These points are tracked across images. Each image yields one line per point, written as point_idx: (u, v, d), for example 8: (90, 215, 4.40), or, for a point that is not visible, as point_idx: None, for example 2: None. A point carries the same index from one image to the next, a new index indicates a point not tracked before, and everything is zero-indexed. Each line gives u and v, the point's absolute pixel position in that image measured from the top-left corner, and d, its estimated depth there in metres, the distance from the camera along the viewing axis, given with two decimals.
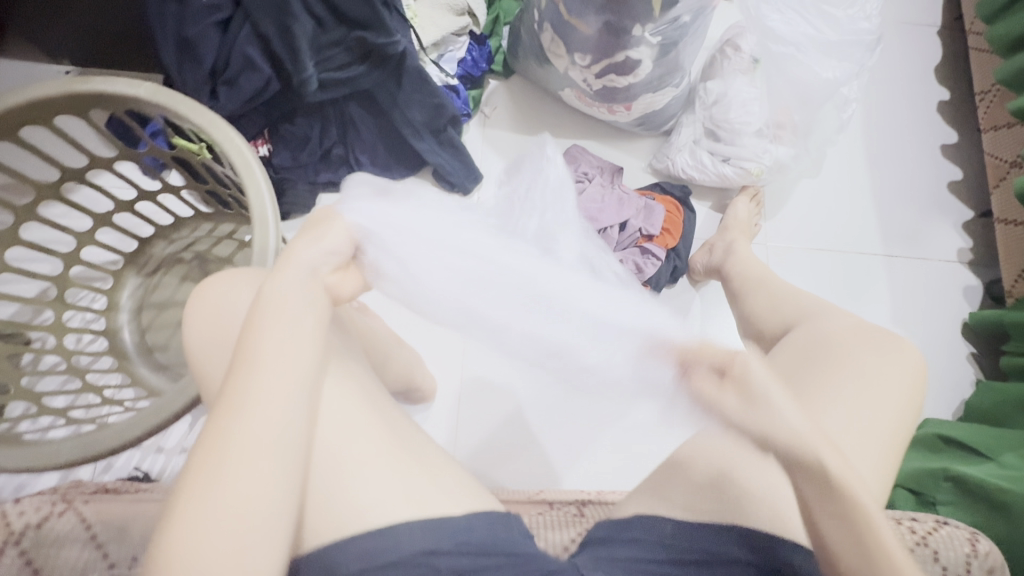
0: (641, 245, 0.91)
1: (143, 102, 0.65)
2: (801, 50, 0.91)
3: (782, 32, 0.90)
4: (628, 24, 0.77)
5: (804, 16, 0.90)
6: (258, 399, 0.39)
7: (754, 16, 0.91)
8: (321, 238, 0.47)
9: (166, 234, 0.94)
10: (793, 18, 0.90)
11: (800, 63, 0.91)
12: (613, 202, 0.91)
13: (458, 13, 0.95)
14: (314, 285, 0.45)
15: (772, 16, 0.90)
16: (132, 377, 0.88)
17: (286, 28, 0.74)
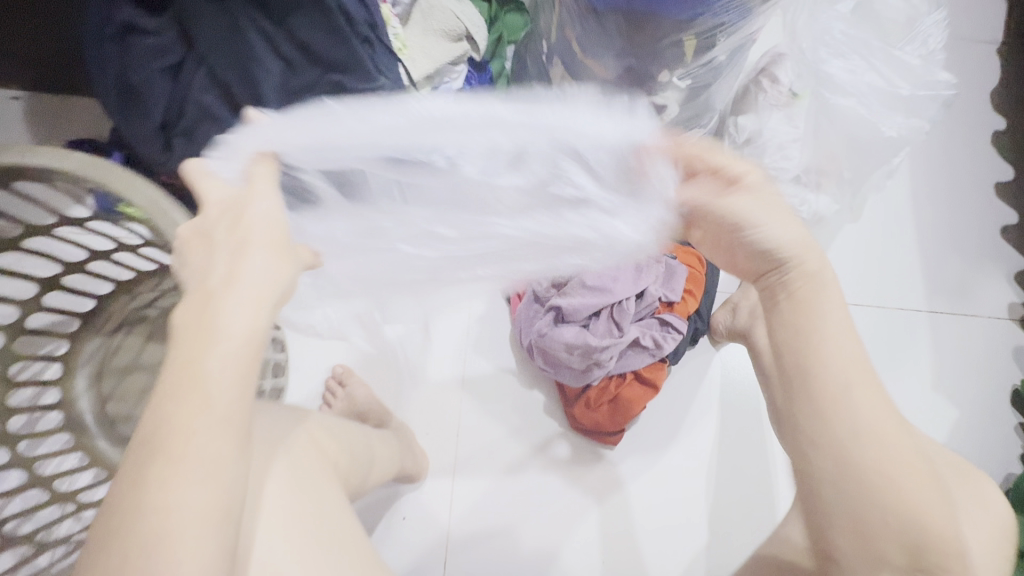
0: (660, 314, 0.80)
1: (71, 174, 0.55)
2: (863, 104, 0.78)
3: (842, 80, 0.78)
4: (653, 70, 0.65)
5: (872, 62, 0.77)
6: (196, 421, 0.36)
7: (811, 60, 0.79)
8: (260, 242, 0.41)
9: (128, 288, 0.84)
10: (860, 65, 0.77)
11: (858, 116, 0.79)
12: (629, 269, 0.79)
13: (454, 38, 0.81)
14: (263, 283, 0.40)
15: (832, 61, 0.78)
16: (92, 454, 0.80)
17: (248, 73, 0.63)
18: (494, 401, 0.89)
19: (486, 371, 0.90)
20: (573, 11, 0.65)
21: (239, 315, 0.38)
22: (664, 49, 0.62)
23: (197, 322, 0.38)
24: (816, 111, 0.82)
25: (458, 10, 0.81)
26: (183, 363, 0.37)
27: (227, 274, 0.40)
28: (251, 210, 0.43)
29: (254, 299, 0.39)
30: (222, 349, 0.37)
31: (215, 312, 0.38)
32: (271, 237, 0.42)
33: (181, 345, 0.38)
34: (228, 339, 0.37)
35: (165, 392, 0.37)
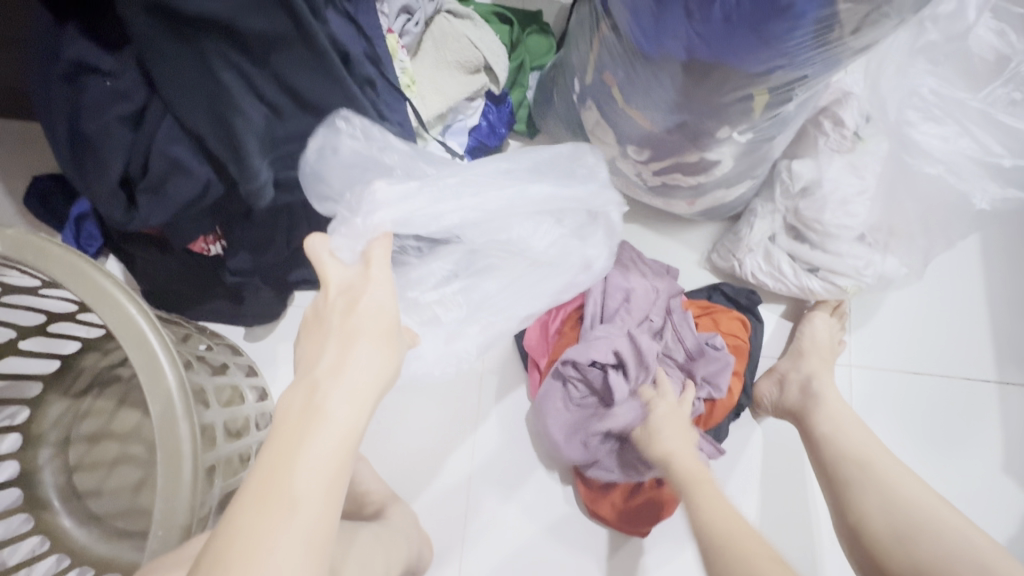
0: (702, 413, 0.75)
1: (3, 257, 0.44)
2: (953, 173, 0.66)
3: (930, 148, 0.67)
4: (710, 125, 0.54)
5: (966, 126, 0.66)
6: (273, 539, 0.32)
7: (893, 121, 0.68)
8: (359, 328, 0.40)
9: (101, 345, 0.76)
10: (956, 132, 0.66)
11: (942, 186, 0.67)
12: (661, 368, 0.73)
13: (471, 70, 0.71)
14: (360, 373, 0.38)
15: (920, 125, 0.67)
16: (53, 534, 0.71)
17: (223, 122, 0.53)
18: (505, 480, 0.78)
19: (494, 446, 0.78)
20: (616, 54, 0.54)
21: (340, 413, 0.36)
22: (728, 106, 0.51)
23: (298, 421, 0.35)
24: (892, 171, 0.71)
25: (476, 38, 0.70)
26: (276, 463, 0.34)
27: (336, 367, 0.38)
28: (364, 294, 0.42)
29: (357, 396, 0.37)
30: (319, 454, 0.34)
31: (318, 413, 0.36)
32: (378, 332, 0.40)
33: (276, 444, 0.35)
34: (327, 441, 0.35)
35: (249, 500, 0.33)
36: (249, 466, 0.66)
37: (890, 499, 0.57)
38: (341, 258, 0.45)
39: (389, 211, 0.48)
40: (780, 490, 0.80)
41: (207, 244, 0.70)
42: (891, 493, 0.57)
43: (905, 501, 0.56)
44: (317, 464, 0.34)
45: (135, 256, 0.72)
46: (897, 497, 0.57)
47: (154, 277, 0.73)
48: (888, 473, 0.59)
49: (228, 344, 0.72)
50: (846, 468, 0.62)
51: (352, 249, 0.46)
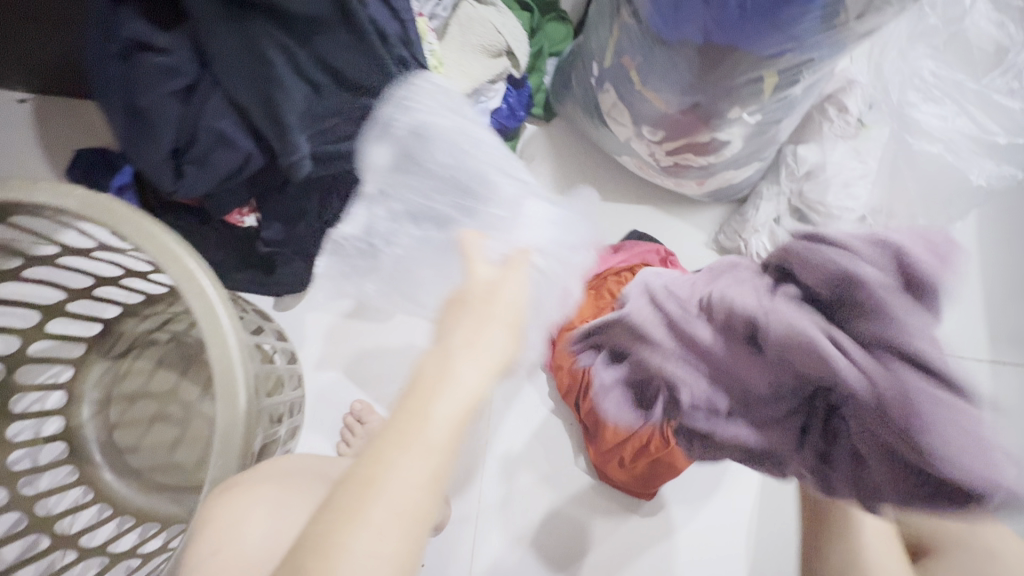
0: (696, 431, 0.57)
1: (74, 215, 0.49)
2: (952, 151, 0.70)
3: (930, 127, 0.70)
4: (722, 107, 0.58)
5: (964, 106, 0.69)
6: (396, 474, 0.31)
7: (895, 102, 0.71)
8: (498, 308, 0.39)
9: (138, 311, 0.79)
10: (954, 111, 0.70)
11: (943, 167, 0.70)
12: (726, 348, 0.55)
13: (494, 54, 0.75)
14: (485, 357, 0.36)
15: (921, 105, 0.70)
16: (96, 486, 0.76)
17: (267, 98, 0.57)
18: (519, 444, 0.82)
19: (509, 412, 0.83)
20: (634, 38, 0.57)
21: (471, 372, 0.35)
22: (738, 88, 0.55)
23: (433, 378, 0.34)
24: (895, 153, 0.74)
25: (500, 23, 0.74)
26: (409, 410, 0.33)
27: (470, 338, 0.36)
28: (506, 280, 0.41)
29: (484, 358, 0.36)
30: (448, 407, 0.33)
31: (450, 373, 0.35)
32: (506, 321, 0.38)
33: (409, 396, 0.34)
34: (454, 395, 0.34)
35: (384, 441, 0.32)
36: (282, 424, 0.70)
37: None
38: (486, 256, 0.44)
39: (542, 234, 0.50)
40: None
41: (242, 215, 0.74)
42: None
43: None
44: (449, 423, 0.33)
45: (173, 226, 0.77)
46: None
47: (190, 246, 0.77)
48: None
49: (259, 311, 0.76)
50: None
51: (501, 249, 0.46)
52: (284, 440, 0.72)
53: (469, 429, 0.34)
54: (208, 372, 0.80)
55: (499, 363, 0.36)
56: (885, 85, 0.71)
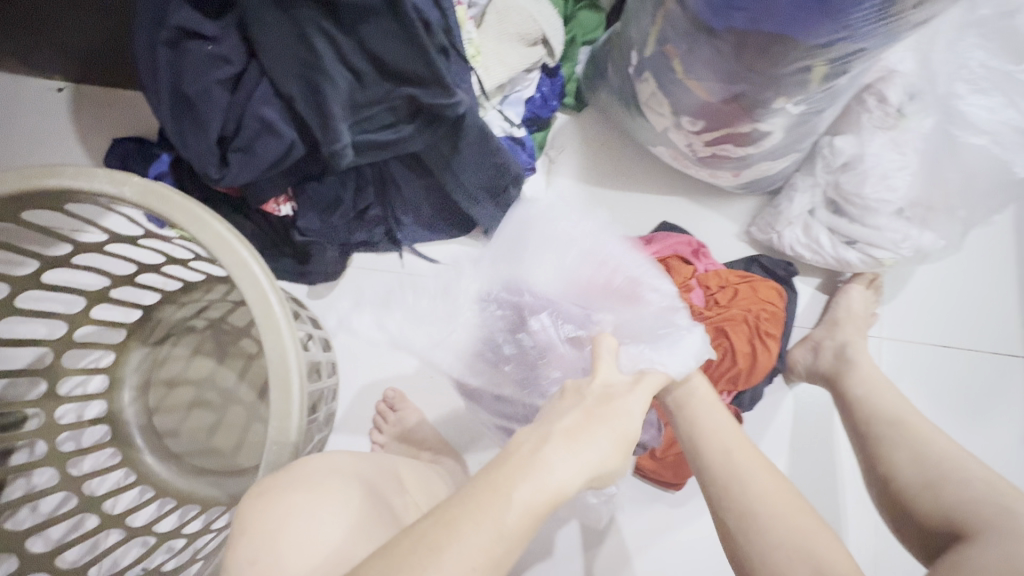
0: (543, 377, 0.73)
1: (130, 203, 0.50)
2: (997, 144, 0.69)
3: (977, 119, 0.69)
4: (767, 97, 0.58)
5: (1012, 98, 0.67)
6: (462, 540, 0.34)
7: (942, 93, 0.70)
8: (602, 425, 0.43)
9: (175, 298, 0.80)
10: (1003, 104, 0.68)
11: None
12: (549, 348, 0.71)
13: (530, 42, 0.74)
14: (583, 465, 0.40)
15: (967, 98, 0.69)
16: (137, 468, 0.78)
17: (314, 87, 0.58)
18: None
19: None
20: (678, 26, 0.57)
21: (563, 473, 0.39)
22: (785, 77, 0.54)
23: (525, 457, 0.39)
24: (937, 148, 0.73)
25: (536, 11, 0.73)
26: (491, 488, 0.37)
27: (573, 433, 0.41)
28: (621, 397, 0.48)
29: (580, 466, 0.40)
30: (528, 493, 0.37)
31: (540, 461, 0.39)
32: (618, 434, 0.44)
33: (500, 472, 0.38)
34: (537, 485, 0.37)
35: (464, 507, 0.36)
36: (320, 411, 0.71)
37: (922, 454, 0.60)
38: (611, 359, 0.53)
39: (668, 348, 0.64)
40: (808, 453, 0.85)
41: (277, 205, 0.74)
42: (926, 449, 0.61)
43: (938, 455, 0.59)
44: (524, 510, 0.36)
45: None
46: (928, 456, 0.60)
47: None
48: (919, 433, 0.63)
49: (293, 298, 0.77)
50: (880, 427, 0.66)
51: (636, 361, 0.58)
52: (322, 426, 0.73)
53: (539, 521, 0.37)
54: (244, 358, 0.82)
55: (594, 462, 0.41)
56: (933, 76, 0.70)
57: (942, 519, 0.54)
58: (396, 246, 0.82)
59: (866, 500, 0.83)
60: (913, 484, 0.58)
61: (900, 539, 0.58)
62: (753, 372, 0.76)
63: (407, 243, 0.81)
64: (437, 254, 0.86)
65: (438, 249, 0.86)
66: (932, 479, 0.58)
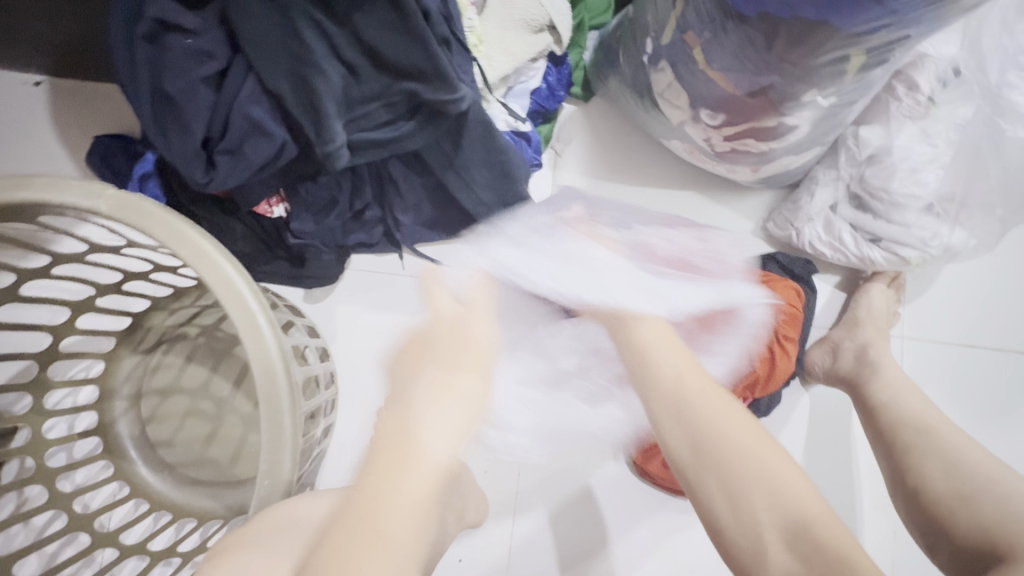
0: None
1: (106, 217, 0.45)
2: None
3: None
4: (797, 89, 0.53)
5: None
6: (389, 525, 0.44)
7: (993, 85, 0.63)
8: (457, 381, 0.52)
9: (166, 304, 0.77)
10: None
11: None
12: None
13: (536, 29, 0.69)
14: (435, 436, 0.48)
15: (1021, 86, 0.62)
16: (131, 481, 0.75)
17: (304, 82, 0.53)
18: None
19: None
20: (703, 12, 0.52)
21: (445, 451, 0.48)
22: (820, 68, 0.50)
23: (397, 447, 0.48)
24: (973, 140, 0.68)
25: None
26: (371, 492, 0.45)
27: (441, 391, 0.51)
28: (468, 324, 0.58)
29: (451, 432, 0.49)
30: (404, 488, 0.46)
31: (414, 447, 0.47)
32: (474, 375, 0.53)
33: (380, 459, 0.47)
34: (455, 408, 0.51)
35: (348, 520, 0.44)
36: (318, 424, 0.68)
37: (954, 465, 0.57)
38: (448, 285, 0.60)
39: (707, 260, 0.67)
40: (826, 459, 0.81)
41: (270, 206, 0.70)
42: (956, 461, 0.57)
43: (972, 467, 0.56)
44: (395, 509, 0.45)
45: (199, 218, 0.74)
46: (961, 467, 0.56)
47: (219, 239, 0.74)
48: (948, 445, 0.59)
49: (289, 305, 0.74)
50: (906, 435, 0.63)
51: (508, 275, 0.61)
52: (320, 439, 0.70)
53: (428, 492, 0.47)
54: (240, 366, 0.79)
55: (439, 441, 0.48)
56: (983, 63, 0.63)
57: (979, 533, 0.50)
58: (395, 246, 0.78)
59: (886, 508, 0.80)
60: (946, 497, 0.55)
61: (932, 557, 0.55)
62: (771, 379, 0.75)
63: (406, 242, 0.77)
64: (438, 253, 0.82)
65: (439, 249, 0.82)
66: (966, 491, 0.54)
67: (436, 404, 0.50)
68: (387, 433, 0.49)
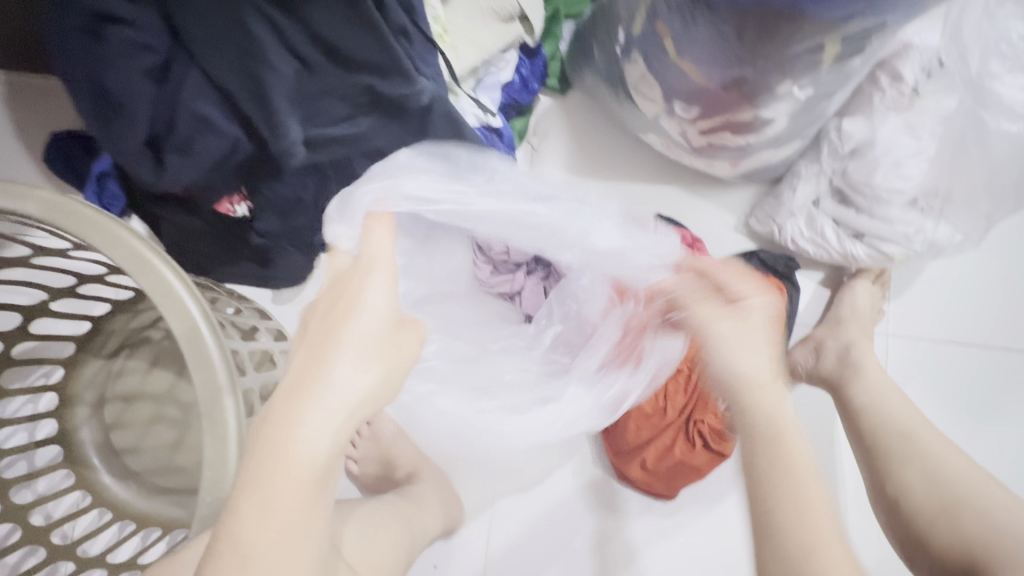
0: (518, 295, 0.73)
1: (37, 221, 0.43)
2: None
3: (1012, 102, 0.62)
4: (772, 81, 0.51)
5: None
6: (258, 542, 0.35)
7: (974, 73, 0.63)
8: (328, 365, 0.40)
9: (128, 307, 0.75)
10: None
11: None
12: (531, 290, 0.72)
13: (505, 19, 0.67)
14: (335, 402, 0.39)
15: (1004, 77, 0.62)
16: (95, 489, 0.73)
17: (253, 76, 0.50)
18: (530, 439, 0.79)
19: None
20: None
21: (319, 433, 0.38)
22: (794, 58, 0.47)
23: (267, 450, 0.37)
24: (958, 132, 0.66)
25: None
26: (240, 518, 0.36)
27: (299, 387, 0.39)
28: (352, 284, 0.43)
29: (331, 416, 0.38)
30: (288, 485, 0.36)
31: (286, 445, 0.37)
32: (355, 350, 0.41)
33: (250, 471, 0.37)
34: (329, 400, 0.38)
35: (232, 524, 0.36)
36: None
37: (935, 472, 0.55)
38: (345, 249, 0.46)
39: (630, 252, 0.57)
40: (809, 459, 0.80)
41: (232, 205, 0.66)
42: (938, 468, 0.55)
43: (955, 476, 0.54)
44: (280, 502, 0.36)
45: (160, 217, 0.70)
46: (943, 476, 0.55)
47: (182, 240, 0.72)
48: (930, 451, 0.58)
49: (256, 308, 0.72)
50: (887, 441, 0.61)
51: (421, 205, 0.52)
52: None
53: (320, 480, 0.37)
54: None
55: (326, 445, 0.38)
56: (963, 52, 0.62)
57: (962, 550, 0.48)
58: None
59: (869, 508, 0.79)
60: (926, 507, 0.53)
61: (911, 568, 0.53)
62: None
63: None
64: None
65: None
66: (947, 503, 0.52)
67: (302, 385, 0.39)
68: (252, 431, 0.38)
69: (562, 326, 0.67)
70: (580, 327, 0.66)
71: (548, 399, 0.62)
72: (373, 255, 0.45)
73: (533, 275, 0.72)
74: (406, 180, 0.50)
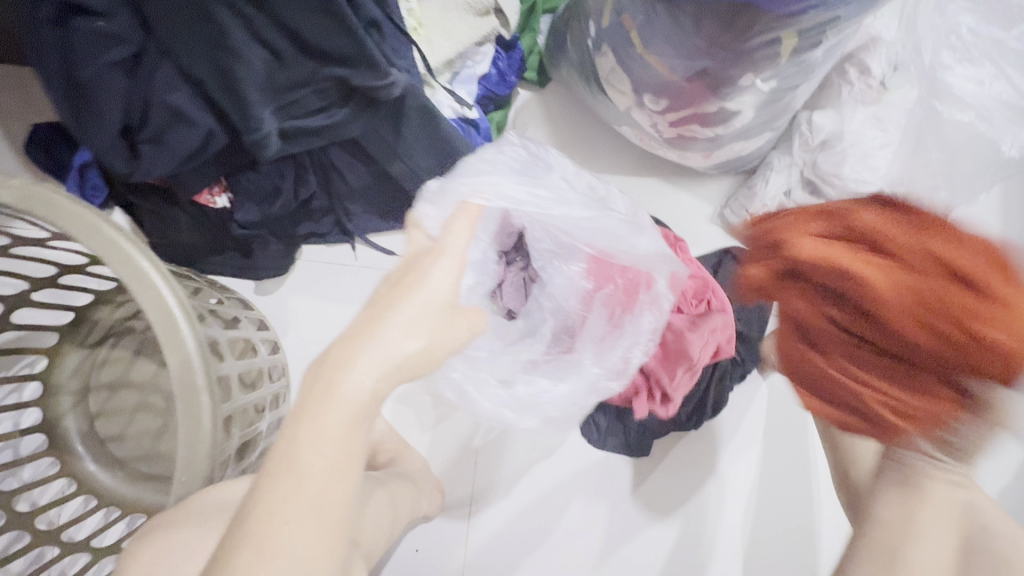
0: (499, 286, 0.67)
1: (7, 207, 0.44)
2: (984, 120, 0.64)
3: (964, 93, 0.63)
4: (734, 73, 0.52)
5: (1004, 68, 0.62)
6: (307, 459, 0.33)
7: (927, 64, 0.64)
8: (387, 318, 0.38)
9: (110, 298, 0.76)
10: (992, 76, 0.63)
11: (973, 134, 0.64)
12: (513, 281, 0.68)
13: (480, 13, 0.70)
14: (388, 356, 0.36)
15: (956, 67, 0.63)
16: (78, 478, 0.74)
17: (223, 67, 0.51)
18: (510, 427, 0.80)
19: None
20: None
21: (362, 376, 0.35)
22: (752, 51, 0.49)
23: (318, 388, 0.35)
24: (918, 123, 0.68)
25: None
26: (283, 449, 0.33)
27: (357, 333, 0.37)
28: (423, 264, 0.42)
29: (384, 368, 0.36)
30: (333, 421, 0.34)
31: (337, 384, 0.35)
32: (418, 310, 0.39)
33: (300, 408, 0.34)
34: (381, 351, 0.36)
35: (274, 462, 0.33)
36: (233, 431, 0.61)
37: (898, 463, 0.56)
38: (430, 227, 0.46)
39: (648, 239, 0.58)
40: (783, 450, 0.82)
41: (213, 196, 0.67)
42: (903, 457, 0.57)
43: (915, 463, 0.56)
44: (321, 436, 0.33)
45: (140, 209, 0.71)
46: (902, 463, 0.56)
47: (162, 233, 0.72)
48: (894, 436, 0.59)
49: (237, 297, 0.72)
50: None
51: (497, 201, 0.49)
52: (268, 434, 0.71)
53: (365, 425, 0.35)
54: None
55: (379, 387, 0.36)
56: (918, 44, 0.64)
57: None
58: (346, 236, 0.76)
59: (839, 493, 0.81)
60: None
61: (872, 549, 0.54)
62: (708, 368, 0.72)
63: (359, 233, 0.76)
64: (389, 242, 0.80)
65: (389, 237, 0.80)
66: None
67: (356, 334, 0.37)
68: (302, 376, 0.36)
69: (554, 321, 0.65)
70: (567, 321, 0.65)
71: (565, 375, 0.60)
72: (452, 242, 0.43)
73: (513, 267, 0.69)
74: (501, 181, 0.50)
